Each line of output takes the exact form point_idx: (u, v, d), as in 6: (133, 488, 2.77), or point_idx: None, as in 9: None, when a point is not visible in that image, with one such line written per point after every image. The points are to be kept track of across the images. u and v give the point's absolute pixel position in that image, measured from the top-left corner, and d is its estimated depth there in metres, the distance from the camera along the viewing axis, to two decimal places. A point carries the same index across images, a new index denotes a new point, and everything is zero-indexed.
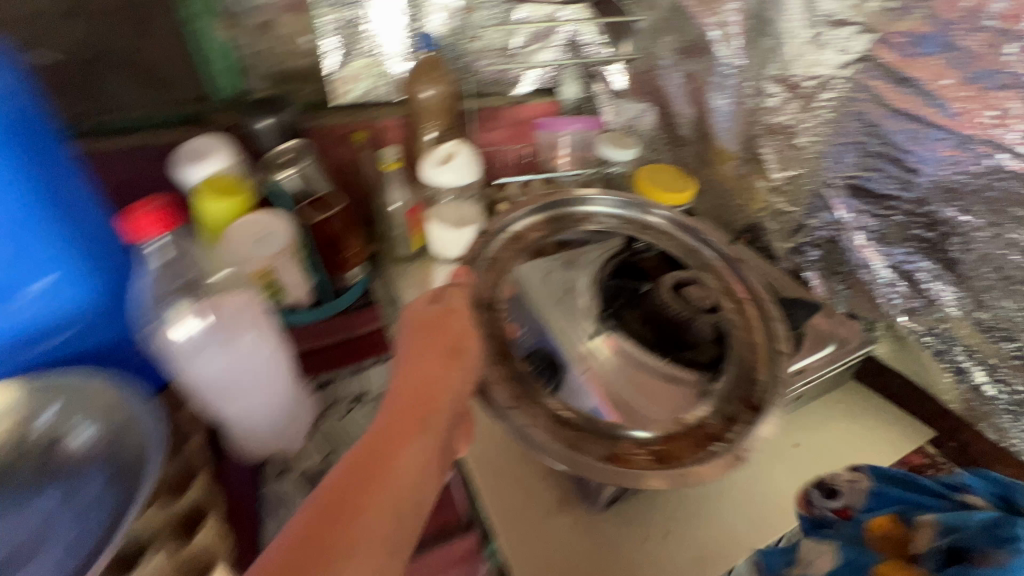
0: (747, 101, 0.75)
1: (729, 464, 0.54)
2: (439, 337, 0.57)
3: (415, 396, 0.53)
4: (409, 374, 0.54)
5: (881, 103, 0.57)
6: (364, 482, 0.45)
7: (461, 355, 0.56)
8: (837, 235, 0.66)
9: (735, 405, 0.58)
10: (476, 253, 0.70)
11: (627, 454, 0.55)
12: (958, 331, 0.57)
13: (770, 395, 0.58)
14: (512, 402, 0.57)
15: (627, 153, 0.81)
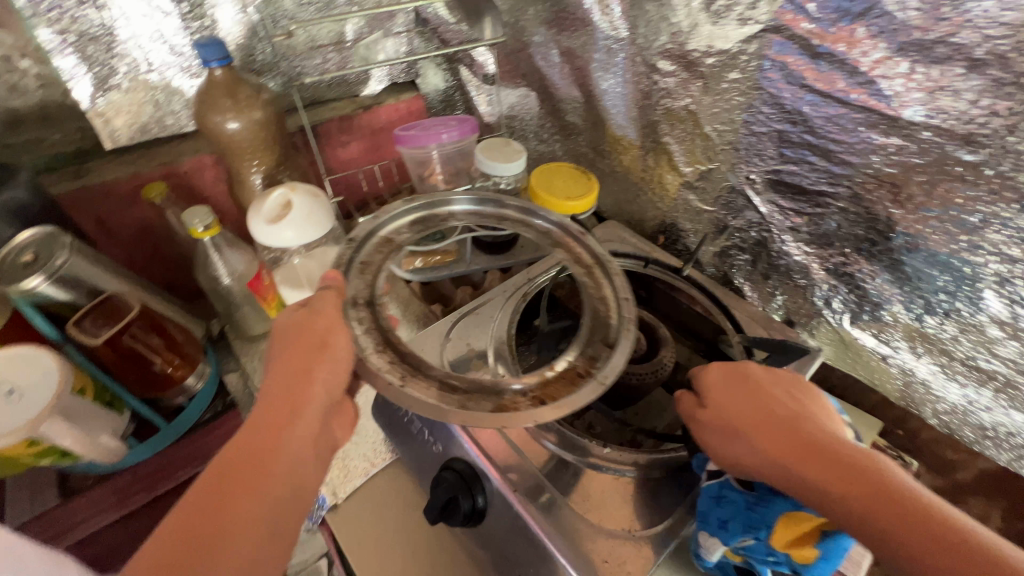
0: (639, 82, 0.62)
1: (591, 391, 0.44)
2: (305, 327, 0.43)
3: (285, 395, 0.41)
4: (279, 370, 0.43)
5: (798, 85, 0.47)
6: (222, 511, 0.35)
7: (334, 347, 0.43)
8: (764, 236, 0.58)
9: (597, 346, 0.48)
10: (346, 254, 0.53)
11: (511, 404, 0.44)
12: (901, 332, 0.51)
13: (620, 330, 0.48)
14: (401, 380, 0.43)
15: (513, 165, 0.64)
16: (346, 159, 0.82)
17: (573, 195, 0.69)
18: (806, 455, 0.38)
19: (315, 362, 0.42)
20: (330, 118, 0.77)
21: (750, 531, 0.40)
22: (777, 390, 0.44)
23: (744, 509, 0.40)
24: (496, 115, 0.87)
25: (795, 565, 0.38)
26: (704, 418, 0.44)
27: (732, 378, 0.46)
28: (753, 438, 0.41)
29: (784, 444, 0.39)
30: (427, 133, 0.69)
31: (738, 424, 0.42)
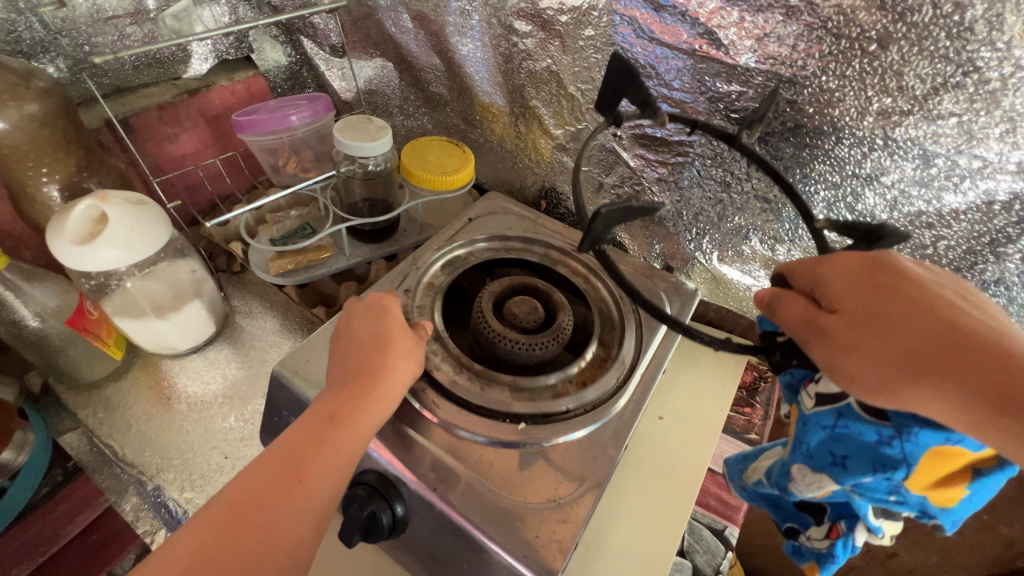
0: (499, 45, 0.61)
1: (620, 376, 0.50)
2: (371, 327, 0.45)
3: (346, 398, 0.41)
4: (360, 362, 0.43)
5: (648, 38, 0.49)
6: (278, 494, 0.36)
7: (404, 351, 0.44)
8: (635, 190, 0.60)
9: (612, 334, 0.54)
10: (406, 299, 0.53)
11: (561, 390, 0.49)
12: (758, 262, 0.57)
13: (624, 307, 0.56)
14: (483, 388, 0.48)
15: (379, 143, 0.58)
16: (179, 155, 0.69)
17: (448, 170, 0.66)
18: (993, 379, 0.31)
19: (376, 387, 0.41)
20: (147, 106, 0.64)
21: (875, 467, 0.37)
22: (938, 291, 0.35)
23: (872, 446, 0.37)
24: (353, 91, 0.80)
25: (925, 503, 0.37)
26: (844, 330, 0.34)
27: (868, 275, 0.36)
28: (916, 359, 0.33)
29: (960, 364, 0.32)
30: (275, 115, 0.60)
31: (897, 340, 0.33)
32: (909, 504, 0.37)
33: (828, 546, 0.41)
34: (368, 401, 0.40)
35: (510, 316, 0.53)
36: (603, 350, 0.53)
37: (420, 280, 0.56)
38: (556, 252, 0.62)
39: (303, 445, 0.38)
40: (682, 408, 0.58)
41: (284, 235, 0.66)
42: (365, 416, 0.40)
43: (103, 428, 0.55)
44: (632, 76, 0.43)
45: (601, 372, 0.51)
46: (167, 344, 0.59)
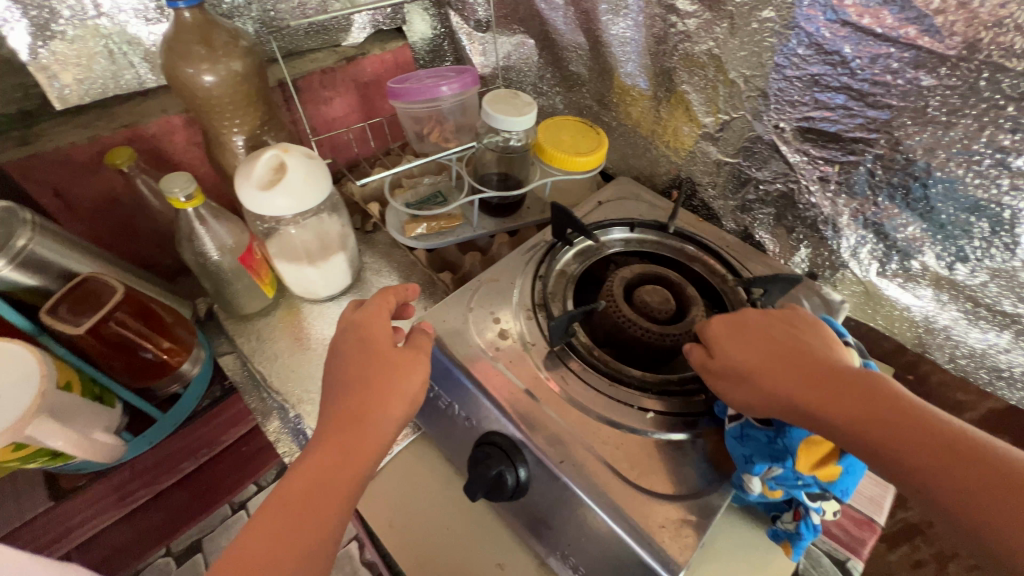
0: (654, 25, 0.60)
1: None
2: (382, 333, 0.44)
3: (358, 404, 0.40)
4: (346, 398, 0.40)
5: (840, 22, 0.45)
6: (273, 552, 0.34)
7: (407, 384, 0.41)
8: (789, 187, 0.56)
9: None
10: (537, 290, 0.54)
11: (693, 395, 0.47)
12: (927, 279, 0.51)
13: None
14: (612, 381, 0.47)
15: (525, 118, 0.59)
16: (332, 118, 0.75)
17: (583, 151, 0.66)
18: (822, 394, 0.37)
19: (362, 431, 0.39)
20: (311, 70, 0.70)
21: (773, 461, 0.39)
22: (778, 328, 0.43)
23: (764, 444, 0.39)
24: (491, 67, 0.81)
25: (822, 484, 0.38)
26: (715, 373, 0.42)
27: (729, 325, 0.44)
28: (769, 387, 0.39)
29: (798, 382, 0.38)
30: (428, 86, 0.62)
31: (749, 374, 0.41)
32: (812, 487, 0.39)
33: (796, 527, 0.42)
34: (382, 405, 0.40)
35: (640, 304, 0.52)
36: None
37: (552, 266, 0.56)
38: (691, 251, 0.59)
39: (323, 453, 0.38)
40: None
41: (418, 201, 0.69)
42: (354, 461, 0.38)
43: (253, 355, 0.62)
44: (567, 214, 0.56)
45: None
46: (311, 289, 0.64)
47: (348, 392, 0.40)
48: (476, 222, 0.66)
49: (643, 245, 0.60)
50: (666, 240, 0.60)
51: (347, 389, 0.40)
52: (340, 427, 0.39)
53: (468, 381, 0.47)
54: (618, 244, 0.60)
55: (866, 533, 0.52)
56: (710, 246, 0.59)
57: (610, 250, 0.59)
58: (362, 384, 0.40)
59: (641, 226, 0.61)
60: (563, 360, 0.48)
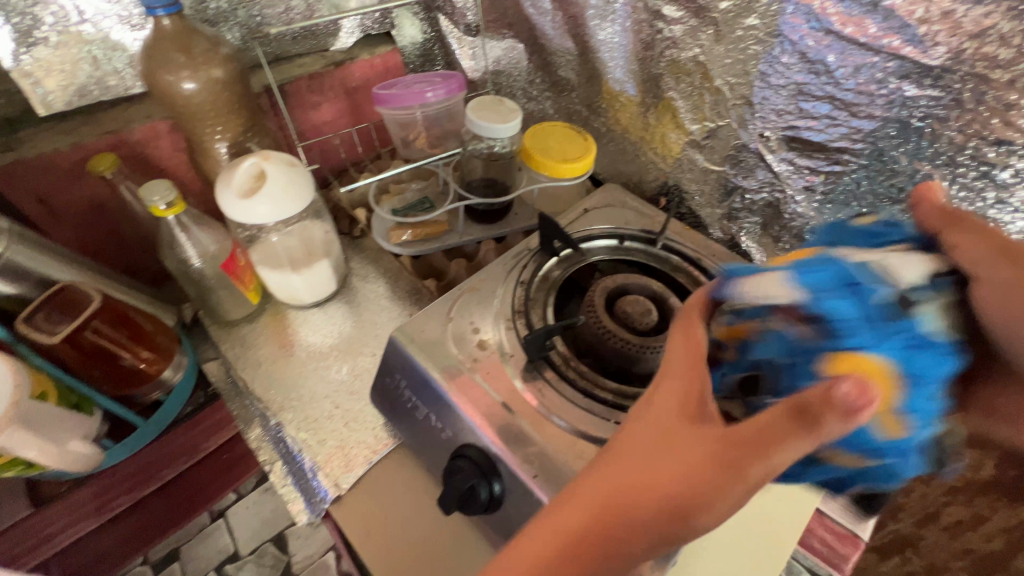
0: (641, 30, 0.59)
1: None
2: (676, 395, 0.33)
3: (618, 488, 0.32)
4: (626, 456, 0.33)
5: (823, 31, 0.44)
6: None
7: (736, 488, 0.30)
8: (776, 197, 0.55)
9: None
10: (518, 298, 0.54)
11: None
12: None
13: None
14: (585, 390, 0.47)
15: (510, 125, 0.58)
16: (320, 123, 0.75)
17: (570, 157, 0.65)
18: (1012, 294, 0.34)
19: (615, 526, 0.32)
20: (298, 76, 0.70)
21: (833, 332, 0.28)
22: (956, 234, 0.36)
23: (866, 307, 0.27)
24: (480, 71, 0.81)
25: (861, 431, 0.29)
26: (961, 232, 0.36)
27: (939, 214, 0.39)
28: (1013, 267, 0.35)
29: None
30: (411, 91, 0.62)
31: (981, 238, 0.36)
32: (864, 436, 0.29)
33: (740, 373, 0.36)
34: (639, 521, 0.32)
35: (621, 315, 0.51)
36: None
37: (534, 276, 0.56)
38: (675, 260, 0.59)
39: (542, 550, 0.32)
40: None
41: (404, 207, 0.69)
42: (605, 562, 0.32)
43: (236, 360, 0.62)
44: (556, 226, 0.56)
45: None
46: (296, 297, 0.64)
47: (614, 465, 0.33)
48: (462, 229, 0.66)
49: (629, 253, 0.60)
50: (651, 249, 0.60)
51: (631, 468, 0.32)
52: (582, 536, 0.32)
53: (444, 392, 0.46)
54: (602, 252, 0.60)
55: (848, 547, 0.53)
56: (694, 256, 0.59)
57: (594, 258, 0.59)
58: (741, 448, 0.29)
59: (627, 235, 0.61)
60: (542, 371, 0.48)
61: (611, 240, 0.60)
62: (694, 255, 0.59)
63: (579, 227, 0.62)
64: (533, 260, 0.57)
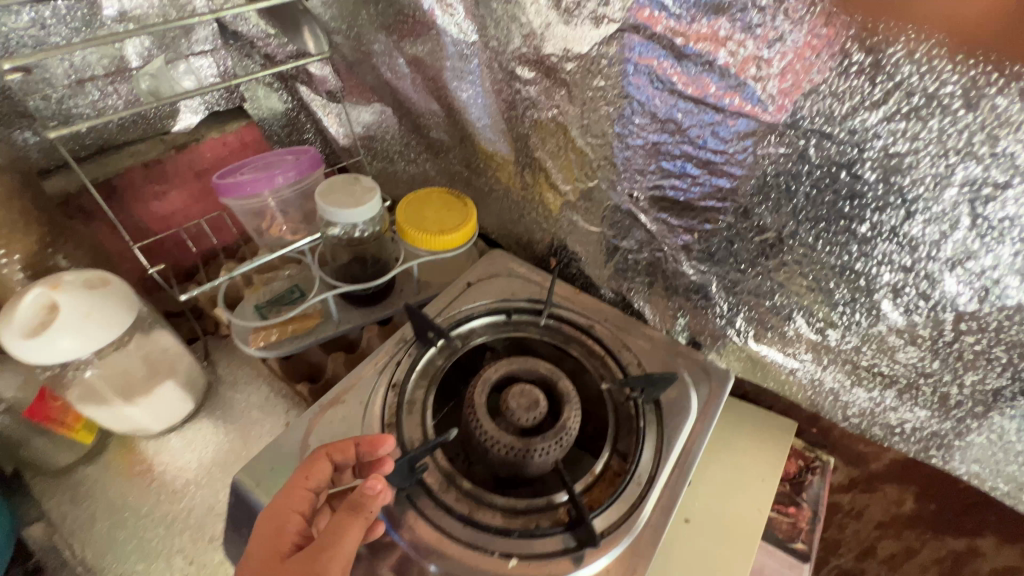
0: (500, 91, 0.55)
1: (635, 493, 0.42)
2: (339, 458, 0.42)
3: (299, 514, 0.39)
4: (290, 503, 0.39)
5: (666, 91, 0.42)
6: None
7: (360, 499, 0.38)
8: (655, 256, 0.52)
9: (627, 437, 0.46)
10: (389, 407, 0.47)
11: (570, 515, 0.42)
12: (803, 345, 0.47)
13: (641, 406, 0.47)
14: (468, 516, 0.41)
15: (366, 206, 0.53)
16: (167, 214, 0.66)
17: (447, 226, 0.60)
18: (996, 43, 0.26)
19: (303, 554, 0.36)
20: (132, 164, 0.61)
21: None
22: None
23: None
24: (350, 137, 0.74)
25: None
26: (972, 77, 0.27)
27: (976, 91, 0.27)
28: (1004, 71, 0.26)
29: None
30: (257, 175, 0.55)
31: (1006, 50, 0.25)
32: None
33: None
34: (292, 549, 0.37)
35: (504, 411, 0.45)
36: (619, 461, 0.45)
37: (410, 373, 0.49)
38: (567, 329, 0.54)
39: None
40: (714, 481, 0.54)
41: (270, 301, 0.60)
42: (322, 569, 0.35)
43: (62, 518, 0.52)
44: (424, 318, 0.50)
45: (614, 489, 0.43)
46: (138, 427, 0.54)
47: (289, 500, 0.39)
48: (336, 321, 0.59)
49: (518, 328, 0.55)
50: (540, 320, 0.55)
51: (269, 542, 0.38)
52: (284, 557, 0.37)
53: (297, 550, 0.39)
54: (487, 331, 0.54)
55: None
56: (584, 323, 0.54)
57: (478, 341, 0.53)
58: (321, 536, 0.37)
59: (513, 307, 0.55)
60: (414, 501, 0.41)
61: (496, 316, 0.55)
62: (585, 322, 0.54)
63: (461, 305, 0.56)
64: (409, 355, 0.51)
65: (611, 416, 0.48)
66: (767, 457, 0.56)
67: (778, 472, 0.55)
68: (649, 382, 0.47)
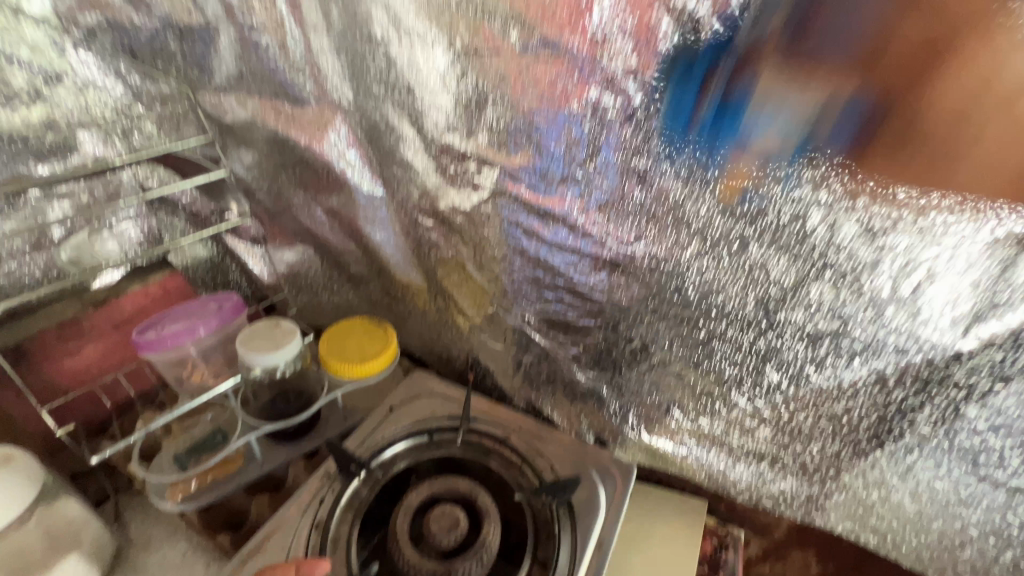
0: (408, 235, 0.63)
1: None
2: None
3: None
4: None
5: (535, 237, 0.51)
6: None
7: None
8: (553, 368, 0.59)
9: (545, 545, 0.51)
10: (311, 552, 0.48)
11: None
12: (684, 433, 0.55)
13: (555, 512, 0.52)
14: None
15: (284, 349, 0.57)
16: (80, 369, 0.66)
17: (368, 353, 0.64)
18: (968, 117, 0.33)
19: None
20: (45, 326, 0.62)
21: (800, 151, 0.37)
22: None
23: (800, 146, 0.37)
24: (273, 275, 0.78)
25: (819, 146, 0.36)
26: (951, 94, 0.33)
27: (971, 85, 0.32)
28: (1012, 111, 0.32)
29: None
30: (180, 328, 0.59)
31: (965, 110, 0.33)
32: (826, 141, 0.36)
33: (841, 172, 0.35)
34: None
35: (426, 537, 0.48)
36: (540, 571, 0.49)
37: (332, 511, 0.51)
38: (487, 442, 0.58)
39: None
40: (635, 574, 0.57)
41: (190, 449, 0.60)
42: None
43: None
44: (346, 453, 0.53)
45: None
46: None
47: None
48: (261, 463, 0.60)
49: (440, 447, 0.58)
50: (461, 436, 0.58)
51: None
52: None
53: None
54: (410, 454, 0.57)
55: None
56: (501, 434, 0.59)
57: (402, 466, 0.56)
58: None
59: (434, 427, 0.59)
60: None
61: (418, 439, 0.58)
62: (504, 434, 0.59)
63: (384, 431, 0.59)
64: (334, 489, 0.53)
65: (529, 525, 0.52)
66: (682, 540, 0.60)
67: (695, 554, 0.59)
68: (559, 489, 0.52)
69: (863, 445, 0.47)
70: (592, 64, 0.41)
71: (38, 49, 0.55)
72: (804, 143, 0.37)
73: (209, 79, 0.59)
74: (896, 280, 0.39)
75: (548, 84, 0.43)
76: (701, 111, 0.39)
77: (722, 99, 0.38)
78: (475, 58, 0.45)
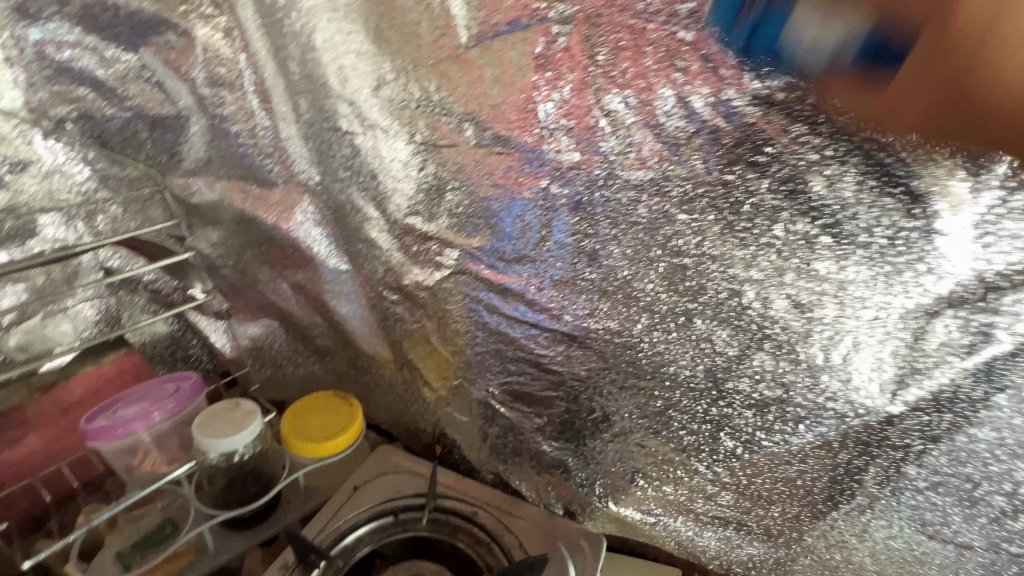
0: (373, 309, 0.64)
1: None
2: None
3: None
4: None
5: (496, 312, 0.53)
6: None
7: None
8: (519, 439, 0.59)
9: None
10: None
11: None
12: (649, 501, 0.55)
13: None
14: None
15: (238, 435, 0.55)
16: (21, 459, 0.62)
17: (332, 431, 0.62)
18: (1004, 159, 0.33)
19: None
20: None
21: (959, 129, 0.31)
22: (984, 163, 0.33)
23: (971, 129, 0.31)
24: (237, 349, 0.76)
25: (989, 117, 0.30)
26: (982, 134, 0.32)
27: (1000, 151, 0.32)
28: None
29: None
30: (134, 414, 0.57)
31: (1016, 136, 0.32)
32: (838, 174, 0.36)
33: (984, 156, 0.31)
34: None
35: None
36: None
37: None
38: (455, 520, 0.57)
39: None
40: None
41: (135, 544, 0.57)
42: None
43: None
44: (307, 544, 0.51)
45: None
46: None
47: None
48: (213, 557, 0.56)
49: (405, 528, 0.57)
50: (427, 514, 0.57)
51: None
52: None
53: None
54: (374, 540, 0.56)
55: None
56: (470, 509, 0.58)
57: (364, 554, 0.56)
58: None
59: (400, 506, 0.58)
60: None
61: (382, 521, 0.57)
62: (472, 508, 0.58)
63: (348, 513, 0.57)
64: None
65: None
66: None
67: None
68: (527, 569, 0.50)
69: (822, 506, 0.48)
70: (541, 158, 0.44)
71: (6, 139, 0.57)
72: (732, 228, 0.41)
73: (178, 164, 0.60)
74: (827, 350, 0.42)
75: (502, 173, 0.47)
76: (641, 200, 0.43)
77: (658, 189, 0.42)
78: (435, 150, 0.49)
